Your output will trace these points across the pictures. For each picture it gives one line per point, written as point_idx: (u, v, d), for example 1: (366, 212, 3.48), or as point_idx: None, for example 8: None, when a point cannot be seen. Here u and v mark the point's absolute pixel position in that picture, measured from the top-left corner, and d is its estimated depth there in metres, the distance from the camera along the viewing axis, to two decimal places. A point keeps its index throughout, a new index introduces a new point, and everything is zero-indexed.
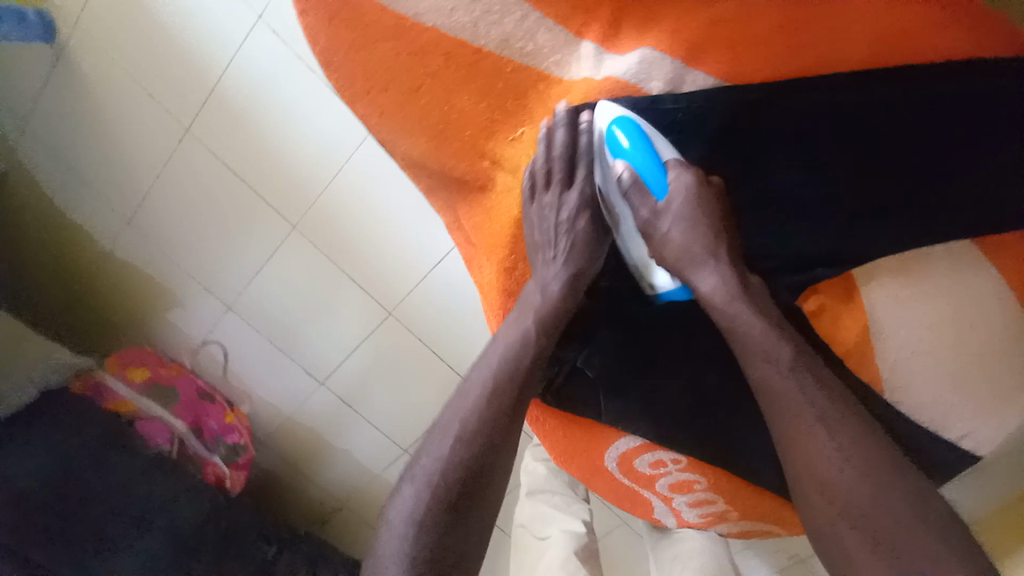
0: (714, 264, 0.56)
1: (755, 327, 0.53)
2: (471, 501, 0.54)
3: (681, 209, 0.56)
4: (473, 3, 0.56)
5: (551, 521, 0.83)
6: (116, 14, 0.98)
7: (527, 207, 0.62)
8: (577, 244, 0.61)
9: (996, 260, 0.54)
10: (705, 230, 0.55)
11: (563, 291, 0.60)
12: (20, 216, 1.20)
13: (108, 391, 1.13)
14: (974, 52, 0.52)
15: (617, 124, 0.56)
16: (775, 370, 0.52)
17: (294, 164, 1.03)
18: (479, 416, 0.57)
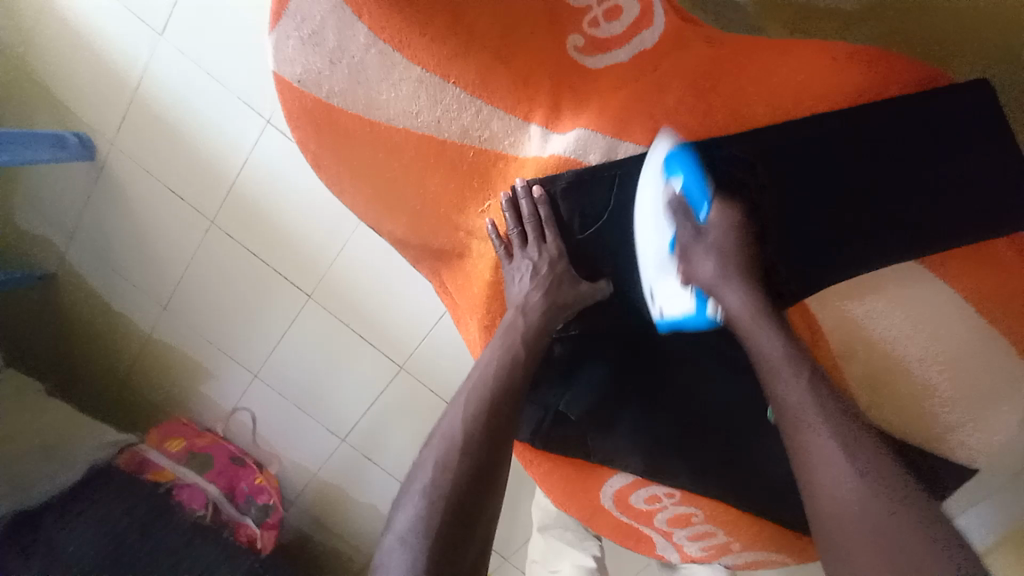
0: (741, 284, 0.63)
1: (768, 342, 0.60)
2: (469, 530, 0.60)
3: (720, 236, 0.64)
4: (434, 105, 0.66)
5: (565, 560, 0.87)
6: (148, 132, 1.14)
7: (505, 267, 0.71)
8: (553, 283, 0.68)
9: (943, 274, 0.60)
10: (736, 257, 0.64)
11: (534, 333, 0.68)
12: (71, 310, 1.35)
13: (148, 463, 1.22)
14: (857, 98, 0.61)
15: (674, 152, 0.60)
16: (792, 374, 0.58)
17: (304, 240, 1.15)
18: (471, 449, 0.62)
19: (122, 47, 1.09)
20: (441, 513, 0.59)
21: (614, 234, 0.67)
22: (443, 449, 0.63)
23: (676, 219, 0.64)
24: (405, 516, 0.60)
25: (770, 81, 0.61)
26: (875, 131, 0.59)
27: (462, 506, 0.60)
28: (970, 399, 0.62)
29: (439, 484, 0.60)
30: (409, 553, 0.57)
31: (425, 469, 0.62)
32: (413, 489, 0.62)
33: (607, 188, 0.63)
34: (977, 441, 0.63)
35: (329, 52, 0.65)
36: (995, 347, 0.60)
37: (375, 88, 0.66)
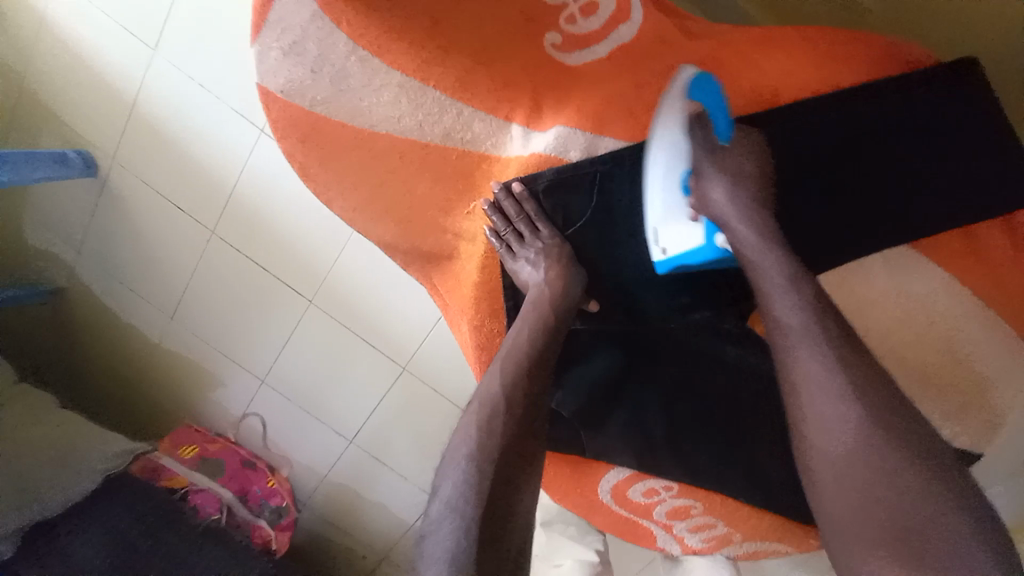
0: (753, 211, 0.57)
1: (770, 270, 0.55)
2: (514, 501, 0.54)
3: (740, 158, 0.58)
4: (416, 109, 0.66)
5: (564, 555, 0.89)
6: (147, 147, 1.16)
7: (506, 264, 0.69)
8: (559, 261, 0.65)
9: (934, 257, 0.60)
10: (753, 183, 0.58)
11: (536, 333, 0.63)
12: (82, 324, 1.39)
13: (164, 470, 1.28)
14: (842, 81, 0.59)
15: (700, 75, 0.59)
16: (797, 312, 0.52)
17: (302, 247, 1.17)
18: (515, 413, 0.58)
19: (117, 64, 1.11)
20: (491, 482, 0.53)
21: (602, 228, 0.66)
22: (485, 415, 0.57)
23: (691, 139, 0.60)
24: (451, 484, 0.54)
25: (751, 72, 0.61)
26: (865, 114, 0.58)
27: (507, 475, 0.54)
28: (969, 381, 0.61)
29: (484, 453, 0.54)
30: (457, 525, 0.51)
31: (469, 435, 0.56)
32: (459, 456, 0.56)
33: (585, 190, 0.63)
34: (976, 429, 0.63)
35: (310, 63, 0.65)
36: (992, 335, 0.60)
37: (358, 95, 0.67)
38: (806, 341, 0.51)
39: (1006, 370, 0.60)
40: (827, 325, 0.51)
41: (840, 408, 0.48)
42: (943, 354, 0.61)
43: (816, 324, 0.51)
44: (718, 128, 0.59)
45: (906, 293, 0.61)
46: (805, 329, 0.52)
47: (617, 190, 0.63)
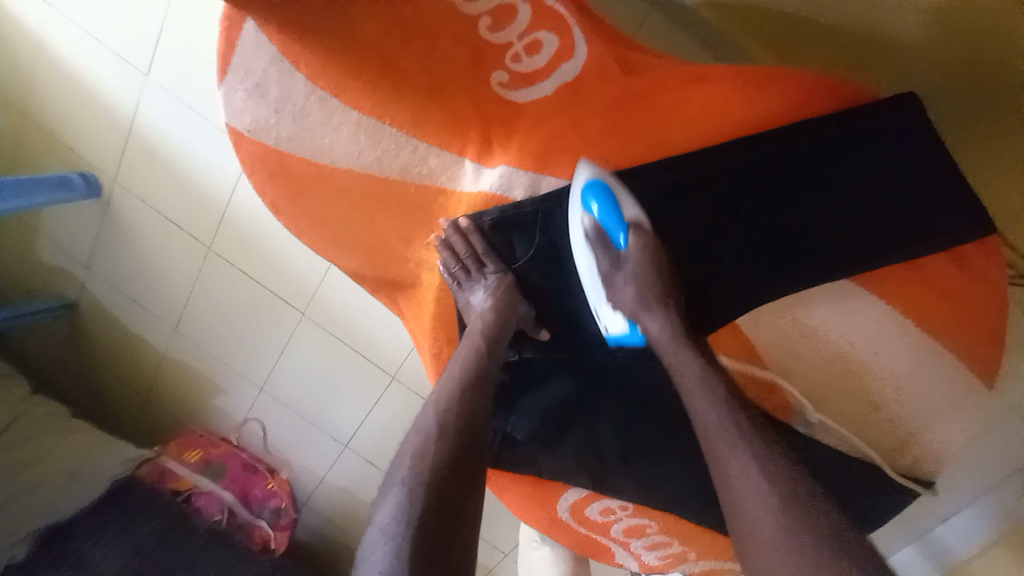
0: (662, 311, 0.64)
1: (689, 370, 0.61)
2: (452, 522, 0.54)
3: (641, 260, 0.63)
4: (373, 145, 0.68)
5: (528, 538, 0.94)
6: (144, 169, 1.22)
7: (456, 294, 0.73)
8: (497, 294, 0.69)
9: (878, 290, 0.64)
10: (658, 287, 0.63)
11: (476, 357, 0.67)
12: (93, 334, 1.47)
13: (169, 474, 1.35)
14: (764, 120, 0.65)
15: (594, 186, 0.61)
16: (713, 407, 0.59)
17: (292, 261, 1.20)
18: (449, 435, 0.61)
19: (111, 90, 1.16)
20: (425, 502, 0.54)
21: (549, 262, 0.69)
22: (418, 439, 0.61)
23: (595, 249, 0.64)
24: (385, 508, 0.55)
25: (684, 109, 0.65)
26: (787, 152, 0.63)
27: (444, 496, 0.56)
28: (912, 408, 0.66)
29: (417, 480, 0.56)
30: (390, 547, 0.51)
31: (406, 460, 0.59)
32: (395, 481, 0.58)
33: (527, 226, 0.67)
34: (916, 453, 0.68)
35: (273, 103, 0.68)
36: (923, 358, 0.64)
37: (319, 133, 0.70)
38: (736, 452, 0.56)
39: (929, 388, 0.65)
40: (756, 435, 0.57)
41: (766, 496, 0.53)
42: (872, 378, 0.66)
43: (745, 435, 0.57)
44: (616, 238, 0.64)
45: (849, 321, 0.65)
46: (734, 437, 0.57)
47: (560, 230, 0.66)
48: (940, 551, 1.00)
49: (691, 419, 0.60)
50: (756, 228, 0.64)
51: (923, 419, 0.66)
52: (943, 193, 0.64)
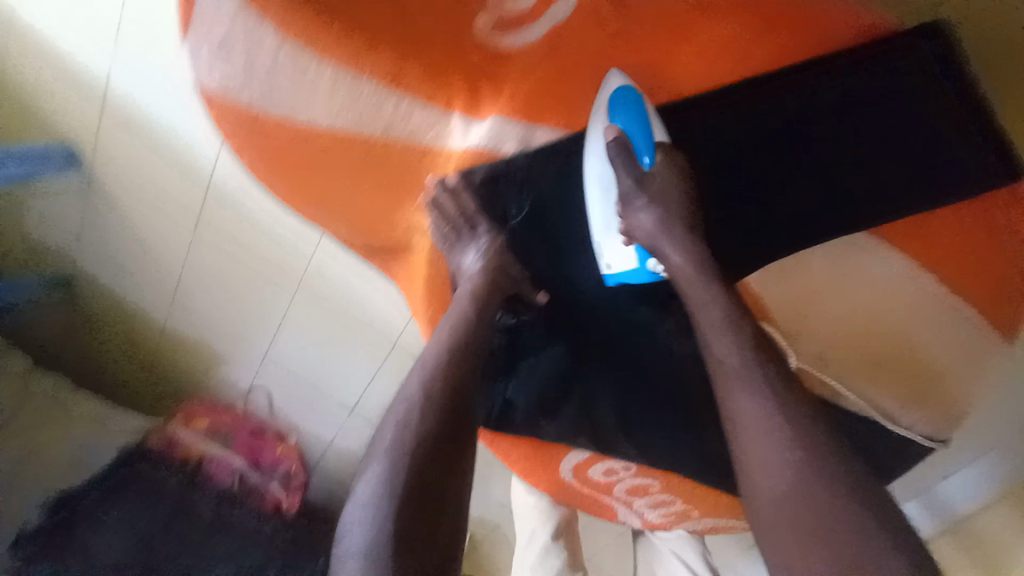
0: (684, 238, 0.61)
1: (709, 303, 0.59)
2: (436, 493, 0.56)
3: (664, 183, 0.60)
4: (351, 101, 0.62)
5: (536, 514, 0.85)
6: (122, 137, 1.17)
7: (447, 256, 0.71)
8: (487, 251, 0.68)
9: (893, 242, 0.62)
10: (681, 213, 0.61)
11: (469, 322, 0.65)
12: (92, 309, 1.46)
13: (178, 442, 1.37)
14: (783, 57, 0.57)
15: (631, 91, 0.58)
16: (727, 338, 0.58)
17: (282, 229, 1.17)
18: (435, 405, 0.59)
19: (74, 50, 1.07)
20: (408, 475, 0.55)
21: (544, 221, 0.68)
22: (402, 409, 0.60)
23: (619, 164, 0.60)
24: (367, 479, 0.56)
25: (690, 55, 0.58)
26: (799, 94, 0.58)
27: (428, 468, 0.56)
28: (921, 362, 0.65)
29: (399, 453, 0.56)
30: (372, 517, 0.54)
31: (389, 429, 0.59)
32: (377, 452, 0.58)
33: (516, 184, 0.66)
34: (924, 405, 0.68)
35: (239, 60, 0.61)
36: (935, 312, 0.63)
37: (293, 93, 0.63)
38: (747, 388, 0.56)
39: (936, 337, 0.64)
40: (761, 364, 0.57)
41: (774, 434, 0.53)
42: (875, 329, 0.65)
43: (750, 364, 0.56)
44: (641, 155, 0.60)
45: (858, 274, 0.64)
46: (744, 371, 0.56)
47: (546, 187, 0.66)
48: (943, 507, 1.00)
49: (705, 346, 0.59)
50: (752, 183, 0.62)
51: (927, 371, 0.66)
52: (975, 138, 0.58)
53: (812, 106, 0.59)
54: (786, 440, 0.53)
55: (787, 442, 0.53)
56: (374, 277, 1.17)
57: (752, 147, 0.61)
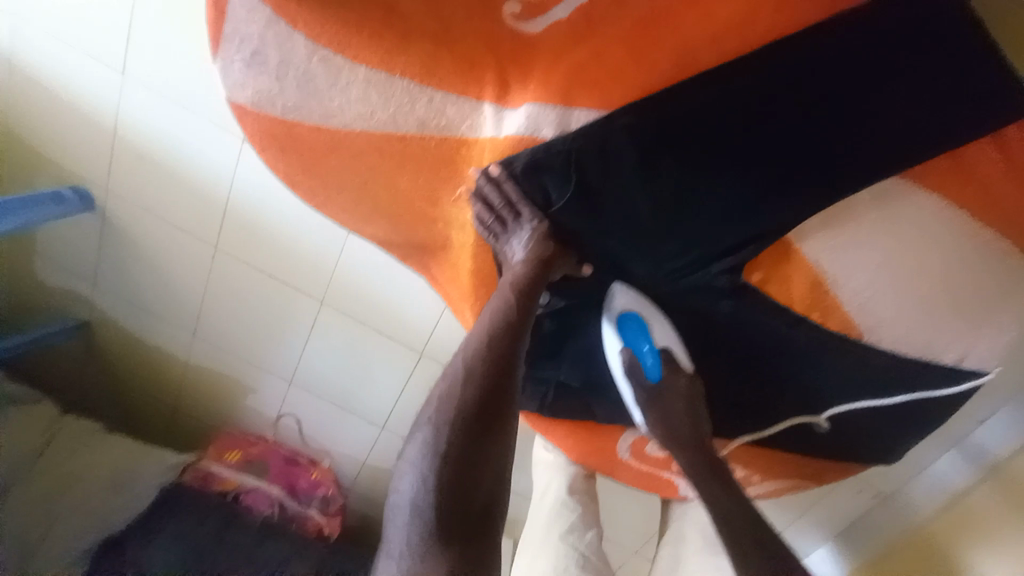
0: (694, 434, 0.79)
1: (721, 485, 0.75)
2: (477, 461, 0.62)
3: (671, 390, 0.78)
4: (385, 101, 0.65)
5: (552, 470, 1.00)
6: (135, 174, 1.18)
7: (495, 247, 0.73)
8: (532, 240, 0.69)
9: (928, 186, 0.60)
10: (686, 409, 0.79)
11: (514, 308, 0.68)
12: (112, 350, 1.46)
13: (213, 477, 1.36)
14: (811, 17, 0.56)
15: (628, 315, 0.74)
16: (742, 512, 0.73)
17: (300, 247, 1.17)
18: (476, 381, 0.65)
19: (85, 92, 1.09)
20: (450, 440, 0.61)
21: (585, 206, 0.66)
22: (447, 383, 0.65)
23: (632, 379, 0.79)
24: (415, 443, 0.63)
25: (712, 22, 0.56)
26: (835, 49, 0.56)
27: (466, 435, 0.62)
28: (969, 304, 0.65)
29: (442, 422, 0.62)
30: (418, 475, 0.61)
31: (433, 401, 0.65)
32: (423, 419, 0.64)
33: (560, 169, 0.63)
34: (970, 342, 0.68)
35: (274, 70, 0.65)
36: (975, 253, 0.63)
37: (327, 97, 0.67)
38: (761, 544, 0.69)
39: (983, 287, 0.64)
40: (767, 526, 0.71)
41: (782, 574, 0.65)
42: (935, 289, 0.64)
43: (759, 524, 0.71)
44: (648, 366, 0.78)
45: (902, 222, 0.61)
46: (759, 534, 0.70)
47: (590, 170, 0.62)
48: (977, 456, 1.03)
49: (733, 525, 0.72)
50: (811, 142, 0.58)
51: (966, 328, 0.67)
52: (1009, 74, 0.57)
53: (853, 61, 0.56)
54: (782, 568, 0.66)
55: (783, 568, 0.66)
56: (401, 277, 1.15)
57: (800, 106, 0.58)
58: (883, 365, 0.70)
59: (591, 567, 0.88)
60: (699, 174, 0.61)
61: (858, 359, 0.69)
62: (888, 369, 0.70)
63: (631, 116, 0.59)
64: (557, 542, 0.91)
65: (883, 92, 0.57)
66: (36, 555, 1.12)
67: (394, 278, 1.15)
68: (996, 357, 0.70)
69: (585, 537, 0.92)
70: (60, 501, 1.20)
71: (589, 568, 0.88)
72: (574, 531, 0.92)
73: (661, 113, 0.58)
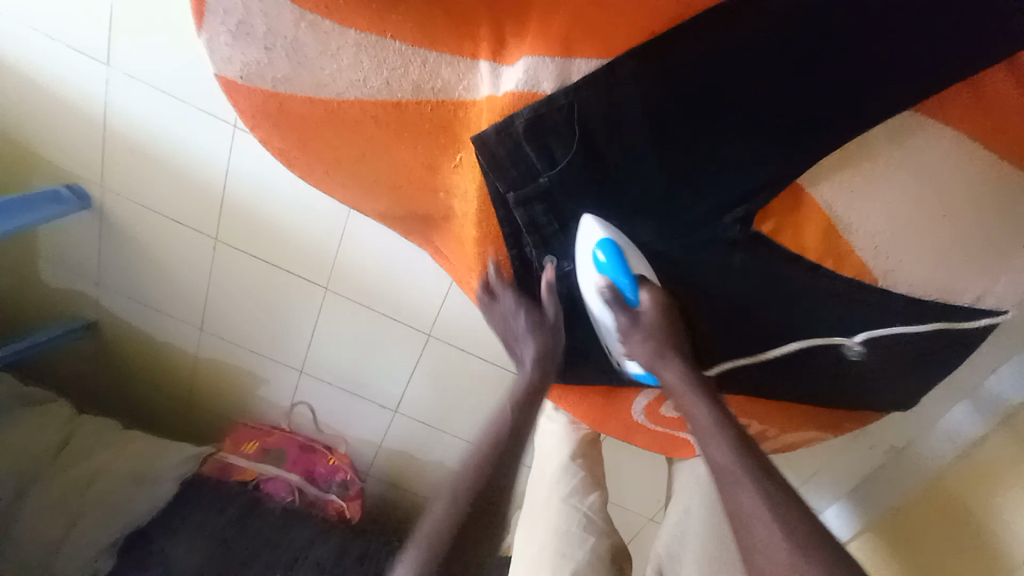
0: (679, 360, 0.72)
1: (701, 416, 0.69)
2: (485, 519, 0.72)
3: (653, 318, 0.70)
4: (378, 66, 0.64)
5: (556, 441, 1.03)
6: (129, 169, 1.16)
7: (499, 322, 0.82)
8: (531, 327, 0.77)
9: (946, 120, 0.58)
10: (669, 339, 0.71)
11: (521, 397, 0.79)
12: (121, 348, 1.46)
13: (230, 467, 1.37)
14: None
15: (604, 244, 0.65)
16: (722, 448, 0.66)
17: (299, 234, 1.16)
18: (485, 462, 0.75)
19: (71, 87, 1.07)
20: (456, 517, 0.70)
21: (590, 166, 0.62)
22: (466, 466, 0.76)
23: (613, 308, 0.72)
24: (430, 521, 0.72)
25: None
26: None
27: (471, 512, 0.71)
28: (987, 239, 0.63)
29: (452, 500, 0.73)
30: (425, 544, 0.69)
31: (449, 484, 0.76)
32: (438, 500, 0.74)
33: (564, 128, 0.60)
34: (989, 280, 0.67)
35: (262, 40, 0.65)
36: (994, 187, 0.61)
37: (318, 65, 0.65)
38: (743, 485, 0.62)
39: (1000, 223, 0.62)
40: (755, 466, 0.63)
41: (771, 531, 0.57)
42: (952, 227, 0.62)
43: (746, 465, 0.63)
44: (627, 294, 0.70)
45: (917, 158, 0.59)
46: (738, 473, 0.63)
47: (594, 125, 0.60)
48: (989, 404, 1.01)
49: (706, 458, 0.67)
50: (820, 79, 0.56)
51: (984, 268, 0.65)
52: None
53: None
54: (780, 527, 0.57)
55: (783, 530, 0.57)
56: (404, 256, 1.14)
57: (807, 40, 0.55)
58: (900, 309, 0.68)
59: (593, 526, 0.87)
60: (705, 120, 0.59)
61: (876, 305, 0.68)
62: (905, 312, 0.69)
63: (635, 61, 0.57)
64: (559, 502, 0.92)
65: (893, 20, 0.55)
66: (64, 551, 1.14)
67: (397, 259, 1.14)
68: (1013, 294, 0.68)
69: (587, 499, 0.92)
70: (76, 501, 1.20)
71: (590, 526, 0.87)
72: (575, 494, 0.93)
73: (665, 58, 0.56)
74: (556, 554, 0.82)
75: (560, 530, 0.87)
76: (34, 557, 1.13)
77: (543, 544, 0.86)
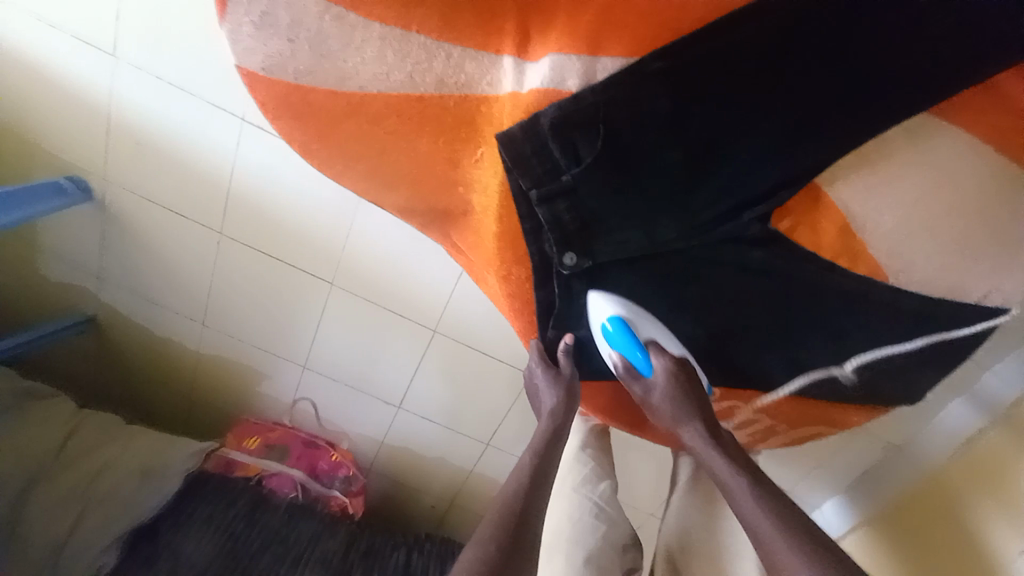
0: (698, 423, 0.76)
1: (723, 470, 0.73)
2: (527, 547, 0.66)
3: (666, 383, 0.76)
4: (402, 60, 0.64)
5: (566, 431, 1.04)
6: (133, 161, 1.15)
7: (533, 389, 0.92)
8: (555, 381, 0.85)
9: (960, 123, 0.59)
10: (687, 400, 0.76)
11: (549, 435, 0.83)
12: (121, 343, 1.44)
13: (234, 463, 1.37)
14: None
15: (612, 319, 0.75)
16: (753, 501, 0.69)
17: (307, 229, 1.15)
18: (526, 484, 0.74)
19: (74, 77, 1.05)
20: (507, 534, 0.66)
21: (614, 165, 0.62)
22: (508, 491, 0.73)
23: (628, 376, 0.80)
24: (474, 541, 0.65)
25: None
26: None
27: (520, 532, 0.67)
28: (998, 241, 0.65)
29: (499, 517, 0.68)
30: (476, 555, 0.63)
31: (493, 508, 0.70)
32: (484, 522, 0.68)
33: (589, 127, 0.61)
34: (997, 278, 0.68)
35: (285, 32, 0.66)
36: (1006, 188, 0.62)
37: (342, 57, 0.66)
38: (776, 540, 0.65)
39: (1012, 224, 0.64)
40: (781, 512, 0.67)
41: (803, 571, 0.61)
42: (962, 227, 0.64)
43: (776, 516, 0.67)
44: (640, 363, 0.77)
45: (932, 160, 0.61)
46: (774, 530, 0.66)
47: (621, 124, 0.60)
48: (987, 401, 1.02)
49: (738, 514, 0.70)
50: (842, 79, 0.57)
51: (991, 267, 0.67)
52: None
53: None
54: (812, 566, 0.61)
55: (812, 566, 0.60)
56: (413, 251, 1.13)
57: (829, 41, 0.56)
58: (910, 305, 0.70)
59: (605, 515, 0.89)
60: (730, 119, 0.59)
61: (887, 302, 0.70)
62: (916, 309, 0.70)
63: (662, 62, 0.58)
64: (571, 493, 0.92)
65: (914, 22, 0.56)
66: (67, 551, 1.11)
67: (405, 254, 1.14)
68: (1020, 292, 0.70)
69: (598, 488, 0.93)
70: (83, 496, 1.19)
71: (603, 516, 0.89)
72: (586, 483, 0.93)
73: (691, 58, 0.57)
74: (569, 542, 0.85)
75: (574, 520, 0.88)
76: (38, 557, 1.10)
77: (555, 531, 0.88)
